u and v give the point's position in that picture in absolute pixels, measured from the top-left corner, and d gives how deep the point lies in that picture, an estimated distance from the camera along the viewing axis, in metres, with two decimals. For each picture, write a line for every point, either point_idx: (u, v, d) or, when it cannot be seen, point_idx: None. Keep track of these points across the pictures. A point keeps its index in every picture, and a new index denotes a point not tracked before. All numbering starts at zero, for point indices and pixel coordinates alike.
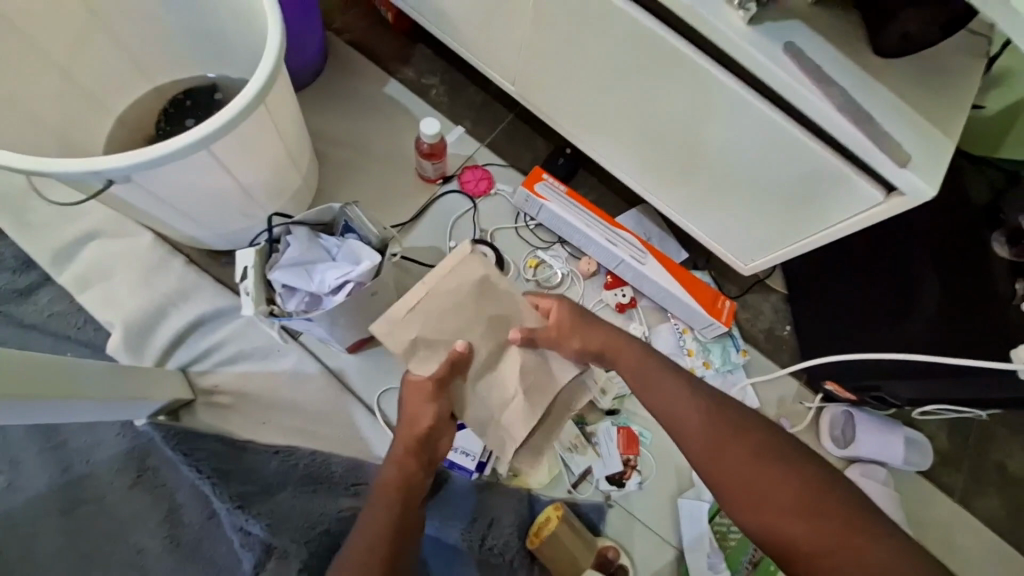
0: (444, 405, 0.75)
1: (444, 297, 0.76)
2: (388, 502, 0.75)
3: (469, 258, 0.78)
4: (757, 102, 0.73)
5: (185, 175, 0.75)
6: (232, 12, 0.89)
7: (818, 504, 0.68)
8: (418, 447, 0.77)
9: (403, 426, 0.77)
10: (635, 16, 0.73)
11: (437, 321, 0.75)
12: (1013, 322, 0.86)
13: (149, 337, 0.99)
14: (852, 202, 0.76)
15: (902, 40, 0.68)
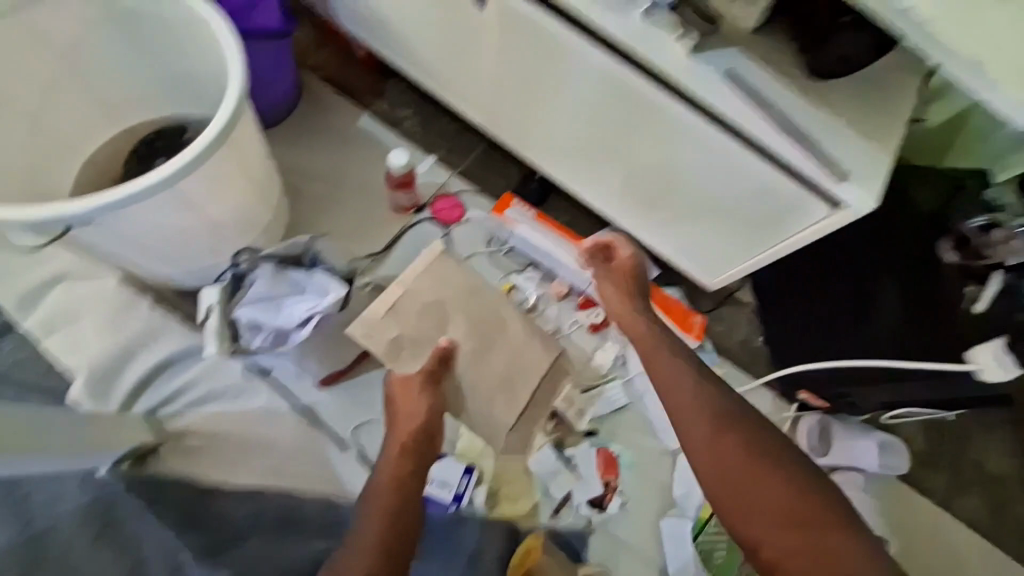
0: (433, 397, 0.87)
1: (419, 301, 0.98)
2: (383, 500, 0.74)
3: (440, 257, 1.00)
4: (705, 127, 0.76)
5: (148, 216, 0.76)
6: (198, 55, 0.90)
7: (800, 514, 0.71)
8: (415, 442, 0.81)
9: (399, 425, 0.83)
10: (586, 51, 0.77)
11: (415, 326, 0.97)
12: (966, 325, 0.91)
13: (115, 381, 0.97)
14: (802, 217, 0.80)
15: (841, 63, 0.70)
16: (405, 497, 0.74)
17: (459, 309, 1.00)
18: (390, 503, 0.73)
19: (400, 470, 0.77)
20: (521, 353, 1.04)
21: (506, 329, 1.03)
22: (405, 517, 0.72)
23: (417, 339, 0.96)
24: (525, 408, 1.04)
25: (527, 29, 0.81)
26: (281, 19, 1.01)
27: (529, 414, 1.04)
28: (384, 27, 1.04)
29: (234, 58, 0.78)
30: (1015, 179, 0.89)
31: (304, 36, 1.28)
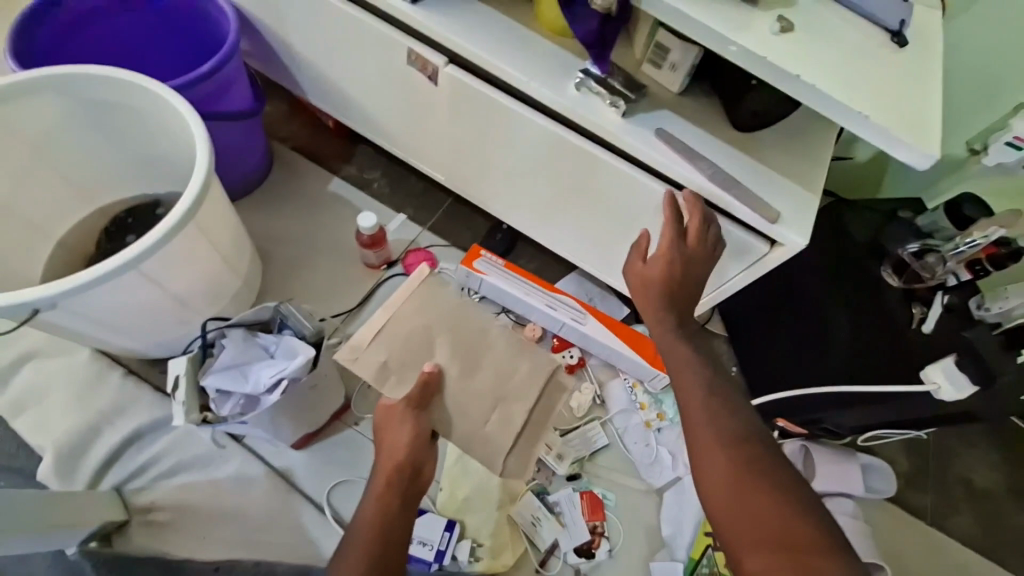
0: (419, 424, 0.78)
1: (402, 325, 0.86)
2: (368, 538, 0.71)
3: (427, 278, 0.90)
4: (643, 179, 0.82)
5: (117, 293, 0.78)
6: (171, 140, 0.97)
7: (816, 560, 0.57)
8: (398, 480, 0.75)
9: (384, 457, 0.76)
10: (530, 116, 0.84)
11: (402, 347, 0.85)
12: (919, 349, 0.93)
13: (82, 458, 0.96)
14: (746, 255, 0.84)
15: (754, 116, 0.79)
16: (387, 540, 0.71)
17: (448, 327, 0.87)
18: (370, 549, 0.70)
19: (383, 509, 0.73)
20: (511, 374, 0.87)
21: (494, 339, 0.89)
22: (385, 566, 0.70)
23: (402, 363, 0.84)
24: (522, 430, 0.85)
25: (475, 100, 0.88)
26: (251, 98, 1.12)
27: (522, 450, 0.84)
28: (348, 101, 1.11)
29: (202, 139, 0.83)
30: (943, 206, 0.97)
31: (276, 111, 1.37)
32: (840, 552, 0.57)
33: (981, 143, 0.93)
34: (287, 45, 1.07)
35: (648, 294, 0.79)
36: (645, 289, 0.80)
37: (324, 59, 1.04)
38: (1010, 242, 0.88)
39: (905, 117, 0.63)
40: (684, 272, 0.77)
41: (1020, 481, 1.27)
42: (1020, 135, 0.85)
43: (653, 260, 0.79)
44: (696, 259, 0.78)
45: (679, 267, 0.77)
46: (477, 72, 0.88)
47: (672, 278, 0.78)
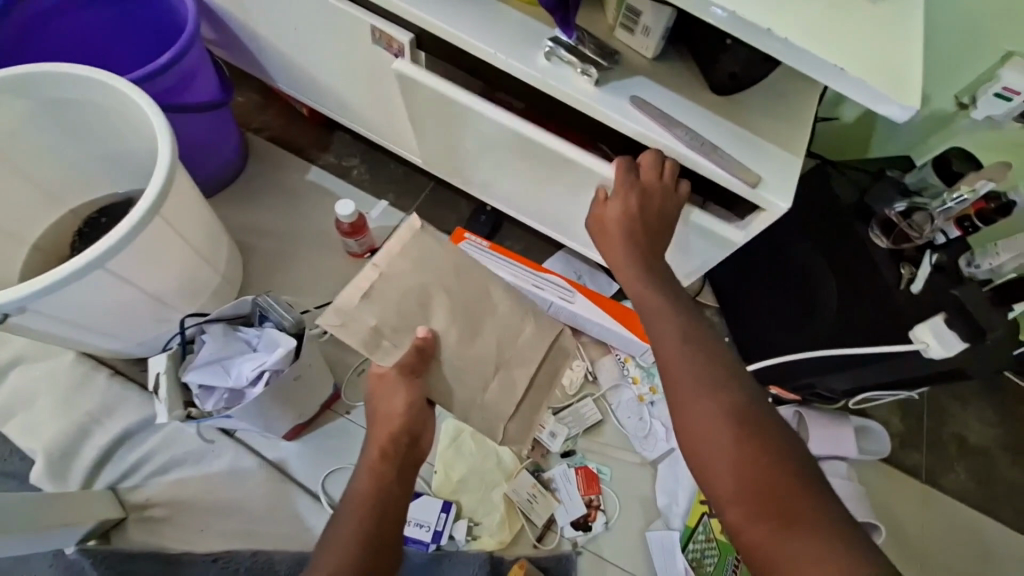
0: (413, 392, 0.73)
1: (399, 288, 0.72)
2: (364, 508, 0.69)
3: (420, 234, 0.75)
4: (604, 170, 0.79)
5: (85, 295, 0.77)
6: (137, 136, 0.94)
7: (798, 509, 0.57)
8: (395, 448, 0.74)
9: (378, 426, 0.75)
10: (484, 111, 0.82)
11: (396, 312, 0.72)
12: (908, 308, 0.89)
13: (74, 460, 0.96)
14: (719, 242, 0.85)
15: (732, 79, 0.76)
16: (383, 508, 0.70)
17: (443, 290, 0.75)
18: (366, 517, 0.68)
19: (380, 478, 0.72)
20: (516, 335, 0.80)
21: (500, 308, 0.80)
22: (382, 532, 0.69)
23: (397, 327, 0.72)
24: (524, 399, 0.81)
25: (431, 98, 0.86)
26: (219, 88, 1.08)
27: (530, 406, 0.81)
28: (320, 86, 1.08)
29: (163, 131, 0.80)
30: (931, 161, 0.92)
31: (248, 101, 1.33)
32: (821, 498, 0.58)
33: (969, 97, 0.90)
34: (251, 31, 1.03)
35: (612, 234, 0.79)
36: (603, 232, 0.80)
37: (290, 43, 1.00)
38: (999, 196, 0.83)
39: (887, 71, 0.60)
40: (642, 212, 0.76)
41: (1014, 437, 1.28)
42: (1010, 86, 0.82)
43: (615, 198, 0.78)
44: (653, 197, 0.75)
45: (636, 207, 0.76)
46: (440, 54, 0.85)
47: (631, 221, 0.77)
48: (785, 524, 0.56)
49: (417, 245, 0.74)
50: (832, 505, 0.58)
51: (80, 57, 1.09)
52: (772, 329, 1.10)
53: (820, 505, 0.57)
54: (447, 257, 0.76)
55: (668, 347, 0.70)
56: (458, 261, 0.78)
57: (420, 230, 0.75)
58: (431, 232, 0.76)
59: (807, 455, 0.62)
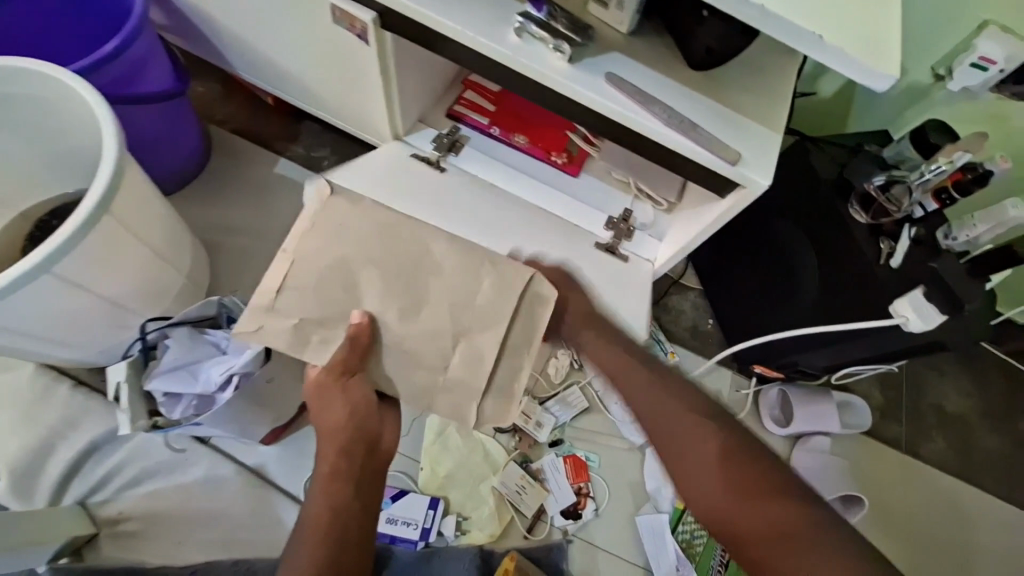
0: (352, 392, 0.72)
1: (313, 267, 0.68)
2: (326, 524, 0.70)
3: (330, 200, 0.71)
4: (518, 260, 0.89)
5: (33, 304, 0.72)
6: (85, 131, 0.88)
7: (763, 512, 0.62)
8: (347, 453, 0.73)
9: (325, 434, 0.73)
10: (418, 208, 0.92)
11: (320, 301, 0.68)
12: (888, 283, 0.88)
13: (39, 476, 0.91)
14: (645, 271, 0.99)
15: (708, 53, 0.73)
16: (345, 510, 0.72)
17: (369, 264, 0.69)
18: (327, 521, 0.70)
19: (332, 485, 0.72)
20: (472, 295, 0.71)
21: (446, 268, 0.72)
22: (348, 534, 0.71)
23: (324, 320, 0.68)
24: (495, 376, 0.72)
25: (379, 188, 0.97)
26: (173, 77, 1.02)
27: (506, 375, 0.72)
28: (283, 73, 1.02)
29: (108, 125, 0.75)
30: (909, 133, 0.90)
31: (206, 91, 1.26)
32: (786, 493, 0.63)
33: (945, 67, 0.89)
34: (204, 15, 0.97)
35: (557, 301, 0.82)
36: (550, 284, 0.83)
37: (247, 27, 0.94)
38: (976, 166, 0.82)
39: (865, 38, 0.58)
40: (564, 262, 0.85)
41: (989, 406, 1.32)
42: (986, 55, 0.82)
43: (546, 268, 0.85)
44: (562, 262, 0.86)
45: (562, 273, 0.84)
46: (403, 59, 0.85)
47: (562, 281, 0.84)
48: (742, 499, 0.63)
49: (329, 220, 0.69)
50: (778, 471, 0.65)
51: (21, 50, 1.01)
52: (754, 309, 1.11)
53: (771, 474, 0.64)
54: (369, 225, 0.70)
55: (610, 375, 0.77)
56: (383, 228, 0.71)
57: (329, 195, 0.71)
58: (343, 197, 0.71)
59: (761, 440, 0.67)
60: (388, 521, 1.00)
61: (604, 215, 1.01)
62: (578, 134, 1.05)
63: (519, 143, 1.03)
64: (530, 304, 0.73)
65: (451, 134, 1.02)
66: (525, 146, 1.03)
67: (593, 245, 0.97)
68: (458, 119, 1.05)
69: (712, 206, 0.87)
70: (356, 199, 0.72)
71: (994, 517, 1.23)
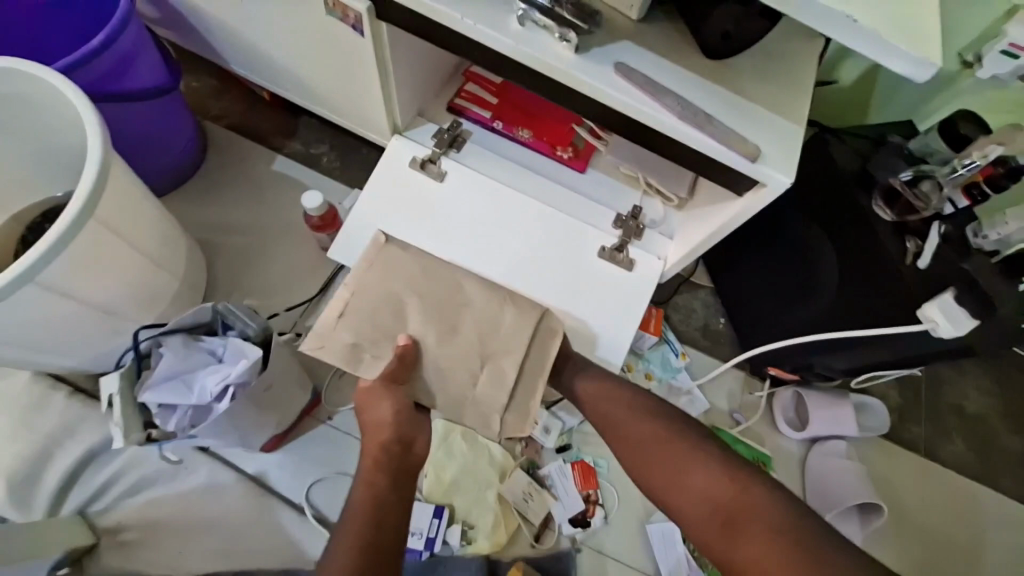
0: (399, 401, 0.73)
1: (371, 296, 0.79)
2: (364, 520, 0.64)
3: (385, 247, 0.83)
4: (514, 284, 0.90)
5: (19, 315, 0.69)
6: (71, 129, 0.84)
7: (731, 512, 0.65)
8: (386, 457, 0.70)
9: (367, 437, 0.71)
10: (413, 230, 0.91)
11: (373, 324, 0.77)
12: (913, 285, 0.83)
13: (36, 486, 0.89)
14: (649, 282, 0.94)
15: (724, 38, 0.68)
16: (385, 510, 0.66)
17: (415, 294, 0.80)
18: (364, 519, 0.64)
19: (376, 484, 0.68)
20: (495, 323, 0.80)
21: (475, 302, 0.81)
22: (385, 534, 0.64)
23: (376, 339, 0.76)
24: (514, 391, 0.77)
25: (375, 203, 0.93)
26: (165, 72, 0.98)
27: (524, 393, 0.77)
28: (276, 65, 0.99)
29: (91, 122, 0.72)
30: (937, 125, 0.86)
31: (201, 86, 1.22)
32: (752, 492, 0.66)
33: (974, 54, 0.83)
34: (192, 6, 0.93)
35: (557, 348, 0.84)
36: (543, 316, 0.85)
37: (237, 18, 0.90)
38: (1007, 159, 0.78)
39: (899, 20, 0.53)
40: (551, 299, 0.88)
41: (1010, 406, 1.27)
42: (1016, 42, 0.75)
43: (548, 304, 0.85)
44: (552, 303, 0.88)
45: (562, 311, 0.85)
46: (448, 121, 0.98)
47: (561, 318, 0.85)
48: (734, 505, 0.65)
49: (384, 260, 0.81)
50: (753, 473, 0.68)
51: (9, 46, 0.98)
52: (768, 309, 1.07)
53: (753, 474, 0.68)
54: (416, 262, 0.82)
55: (591, 404, 0.80)
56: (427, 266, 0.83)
57: (385, 244, 0.84)
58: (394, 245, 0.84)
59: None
60: None
61: (611, 212, 0.97)
62: (585, 127, 1.00)
63: (523, 137, 0.99)
64: (541, 334, 0.81)
65: (452, 129, 0.98)
66: (529, 140, 0.99)
67: (600, 245, 0.93)
68: (461, 113, 1.00)
69: (727, 203, 0.82)
70: (408, 247, 0.84)
71: (1016, 521, 1.19)
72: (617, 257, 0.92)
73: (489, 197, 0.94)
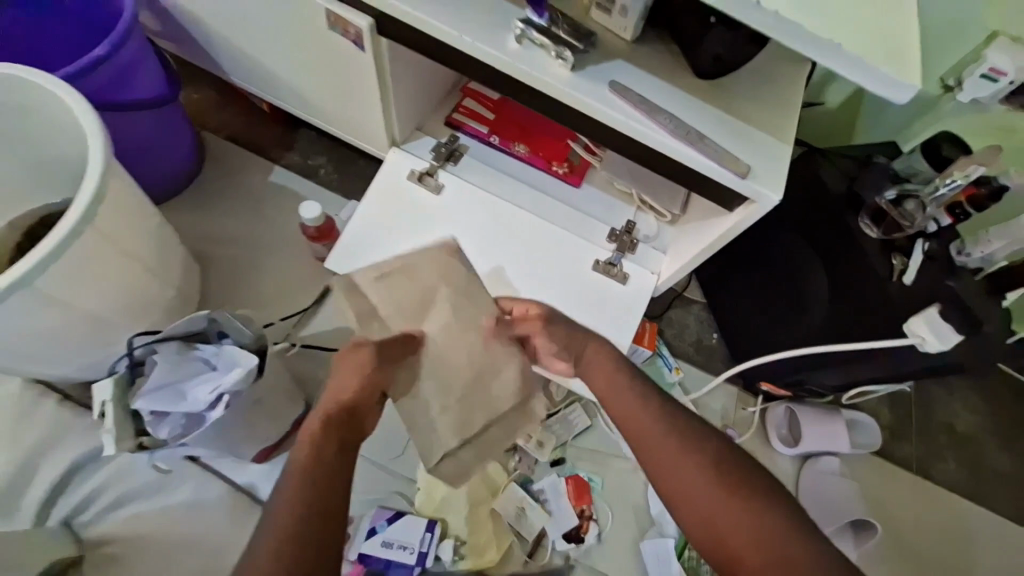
0: (377, 373, 0.73)
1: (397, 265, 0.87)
2: (307, 478, 0.59)
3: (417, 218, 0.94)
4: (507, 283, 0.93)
5: (13, 320, 0.69)
6: (69, 137, 0.85)
7: (749, 529, 0.61)
8: (345, 418, 0.66)
9: (331, 397, 0.69)
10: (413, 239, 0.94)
11: (390, 285, 0.85)
12: (900, 301, 0.86)
13: (20, 497, 0.88)
14: (642, 297, 0.94)
15: (716, 60, 0.71)
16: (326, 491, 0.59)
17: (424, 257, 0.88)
18: (313, 478, 0.59)
19: (328, 447, 0.63)
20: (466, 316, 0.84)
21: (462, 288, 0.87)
22: (328, 502, 0.58)
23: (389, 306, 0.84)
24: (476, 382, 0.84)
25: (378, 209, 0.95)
26: (164, 83, 0.99)
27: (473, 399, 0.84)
28: (276, 79, 1.00)
29: (94, 133, 0.72)
30: (920, 147, 0.89)
31: (202, 98, 1.24)
32: (771, 508, 0.62)
33: (954, 78, 0.86)
34: (197, 21, 0.95)
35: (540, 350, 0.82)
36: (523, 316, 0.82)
37: (240, 32, 0.92)
38: (989, 180, 0.81)
39: (882, 47, 0.56)
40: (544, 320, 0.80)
41: (998, 423, 1.28)
42: (996, 66, 0.79)
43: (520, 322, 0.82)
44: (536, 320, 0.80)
45: (541, 320, 0.80)
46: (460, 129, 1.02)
47: (538, 326, 0.80)
48: (726, 501, 0.63)
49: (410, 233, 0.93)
50: (754, 472, 0.65)
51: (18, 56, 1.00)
52: (762, 323, 1.08)
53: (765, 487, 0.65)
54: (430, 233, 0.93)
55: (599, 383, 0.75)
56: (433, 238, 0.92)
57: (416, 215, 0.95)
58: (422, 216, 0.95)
59: (763, 477, 0.65)
60: (382, 544, 0.96)
61: (606, 226, 0.98)
62: (580, 143, 1.02)
63: (519, 152, 1.01)
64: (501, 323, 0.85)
65: (449, 143, 1.00)
66: (525, 155, 1.01)
67: (595, 258, 0.95)
68: (458, 127, 1.02)
69: (721, 217, 0.83)
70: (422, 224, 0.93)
71: (1006, 539, 1.19)
72: (611, 270, 0.94)
73: (486, 210, 0.96)
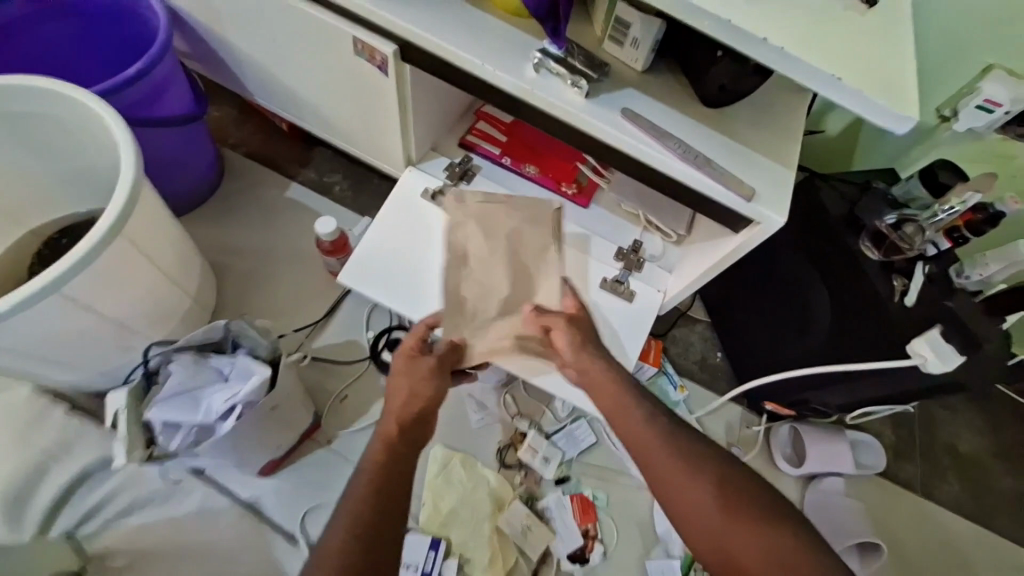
0: (439, 384, 0.82)
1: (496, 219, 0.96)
2: (372, 486, 0.69)
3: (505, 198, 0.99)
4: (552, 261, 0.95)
5: (41, 323, 0.71)
6: (100, 153, 0.88)
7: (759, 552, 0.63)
8: (406, 430, 0.76)
9: (394, 409, 0.77)
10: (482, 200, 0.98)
11: (489, 242, 0.95)
12: (903, 323, 0.88)
13: (28, 504, 0.88)
14: (648, 316, 0.96)
15: (722, 91, 0.74)
16: (389, 484, 0.70)
17: (516, 233, 0.96)
18: (374, 488, 0.69)
19: (389, 456, 0.73)
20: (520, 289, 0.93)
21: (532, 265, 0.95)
22: (387, 511, 0.68)
23: (482, 260, 0.94)
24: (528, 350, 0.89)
25: (393, 221, 0.98)
26: (191, 101, 1.03)
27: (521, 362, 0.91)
28: (299, 100, 1.04)
29: (127, 148, 0.75)
30: (917, 173, 0.93)
31: (222, 116, 1.28)
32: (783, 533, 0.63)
33: (950, 109, 0.90)
34: (227, 44, 0.99)
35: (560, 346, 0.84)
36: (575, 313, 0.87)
37: (268, 55, 0.96)
38: (986, 206, 0.84)
39: (881, 81, 0.60)
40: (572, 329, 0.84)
41: (1002, 446, 1.28)
42: (992, 97, 0.83)
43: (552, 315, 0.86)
44: (576, 327, 0.85)
45: (564, 319, 0.84)
46: (474, 149, 1.06)
47: (561, 323, 0.84)
48: (736, 527, 0.64)
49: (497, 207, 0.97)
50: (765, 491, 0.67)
51: (56, 72, 1.06)
52: (766, 343, 1.09)
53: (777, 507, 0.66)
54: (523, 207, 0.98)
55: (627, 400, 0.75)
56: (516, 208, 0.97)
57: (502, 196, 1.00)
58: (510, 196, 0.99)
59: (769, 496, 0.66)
60: None
61: (614, 245, 1.01)
62: (588, 165, 1.06)
63: (530, 173, 1.04)
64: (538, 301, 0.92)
65: (463, 163, 1.03)
66: (536, 176, 1.04)
67: (602, 276, 0.97)
68: (471, 148, 1.06)
69: (727, 238, 0.86)
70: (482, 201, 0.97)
71: (1012, 565, 1.18)
72: (618, 288, 0.96)
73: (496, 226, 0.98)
